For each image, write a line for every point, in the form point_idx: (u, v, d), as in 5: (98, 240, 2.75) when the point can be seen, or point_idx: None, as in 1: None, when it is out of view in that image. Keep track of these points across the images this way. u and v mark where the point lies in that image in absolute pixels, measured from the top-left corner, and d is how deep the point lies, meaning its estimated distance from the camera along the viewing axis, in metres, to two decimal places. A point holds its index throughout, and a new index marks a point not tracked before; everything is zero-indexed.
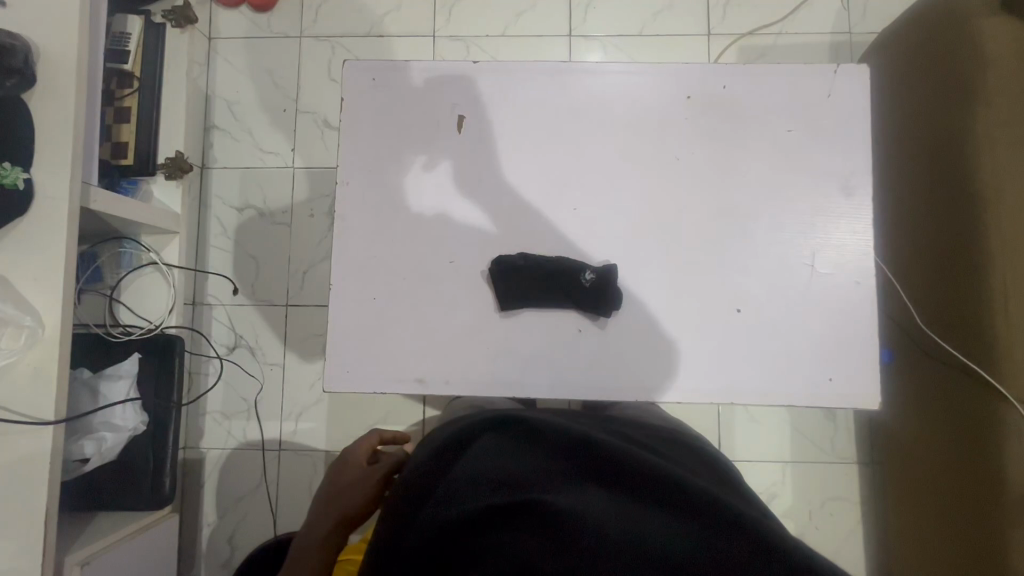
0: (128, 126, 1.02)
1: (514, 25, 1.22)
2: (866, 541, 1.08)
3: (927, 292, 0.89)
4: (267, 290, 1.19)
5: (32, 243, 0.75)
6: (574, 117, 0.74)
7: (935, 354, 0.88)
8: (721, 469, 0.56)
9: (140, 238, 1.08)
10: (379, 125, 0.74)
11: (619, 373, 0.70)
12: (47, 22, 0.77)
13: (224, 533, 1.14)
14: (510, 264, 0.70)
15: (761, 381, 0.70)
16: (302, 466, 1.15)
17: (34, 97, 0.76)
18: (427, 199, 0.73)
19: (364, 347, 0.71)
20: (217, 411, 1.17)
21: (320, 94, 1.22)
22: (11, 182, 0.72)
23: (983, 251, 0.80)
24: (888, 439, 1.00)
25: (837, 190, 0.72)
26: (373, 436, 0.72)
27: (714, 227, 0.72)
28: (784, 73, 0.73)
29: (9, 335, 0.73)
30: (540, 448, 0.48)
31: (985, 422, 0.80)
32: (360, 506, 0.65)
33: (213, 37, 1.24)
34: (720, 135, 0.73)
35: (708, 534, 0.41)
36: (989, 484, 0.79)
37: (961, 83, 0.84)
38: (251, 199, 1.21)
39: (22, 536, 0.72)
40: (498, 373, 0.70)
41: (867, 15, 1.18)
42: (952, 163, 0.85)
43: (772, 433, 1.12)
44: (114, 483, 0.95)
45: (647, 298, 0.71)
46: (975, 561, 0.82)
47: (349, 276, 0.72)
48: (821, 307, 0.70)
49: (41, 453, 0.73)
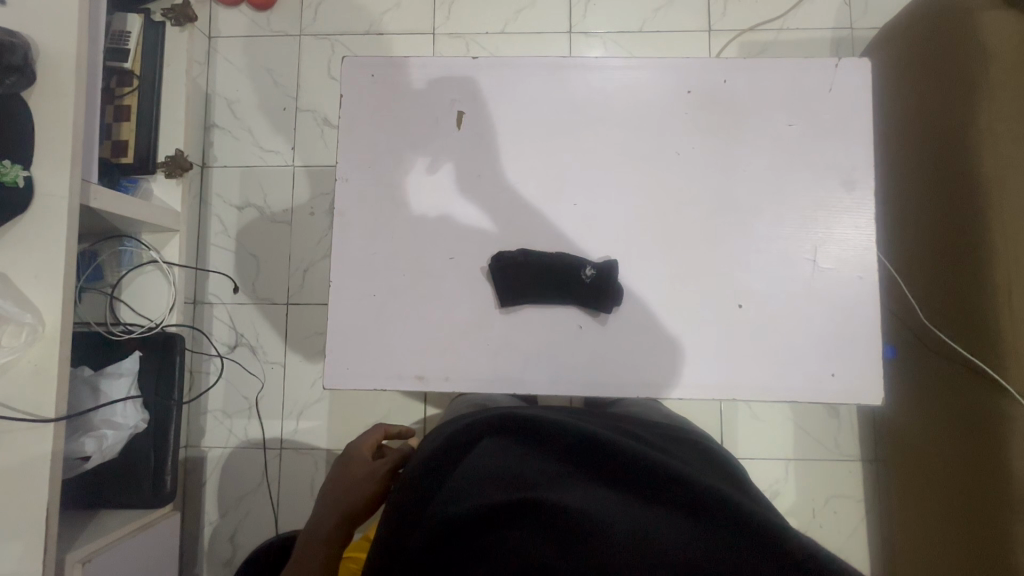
0: (128, 125, 1.02)
1: (514, 22, 1.22)
2: (870, 539, 1.08)
3: (931, 287, 0.89)
4: (267, 289, 1.19)
5: (30, 242, 0.74)
6: (574, 111, 0.73)
7: (939, 349, 0.88)
8: (726, 464, 0.55)
9: (140, 236, 1.08)
10: (378, 121, 0.74)
11: (619, 371, 0.70)
12: (46, 19, 0.77)
13: (225, 532, 1.14)
14: (510, 260, 0.70)
15: (763, 378, 0.69)
16: (303, 464, 1.15)
17: (34, 94, 0.76)
18: (426, 197, 0.73)
19: (364, 344, 0.71)
20: (218, 409, 1.17)
21: (320, 93, 1.22)
22: (11, 180, 0.71)
23: (988, 245, 0.79)
24: (893, 434, 1.00)
25: (838, 185, 0.71)
26: (378, 431, 0.72)
27: (714, 221, 0.71)
28: (786, 67, 0.72)
29: (10, 332, 0.72)
30: (544, 449, 0.48)
31: (989, 415, 0.79)
32: (365, 502, 0.64)
33: (213, 36, 1.24)
34: (720, 130, 0.72)
35: (716, 533, 0.40)
36: (992, 481, 0.79)
37: (963, 77, 0.84)
38: (251, 198, 1.21)
39: (22, 536, 0.72)
40: (498, 369, 0.70)
41: (868, 10, 1.17)
42: (955, 155, 0.84)
43: (775, 430, 1.11)
44: (114, 482, 0.95)
45: (647, 293, 0.71)
46: (981, 558, 0.81)
47: (348, 273, 0.72)
48: (823, 301, 0.70)
49: (42, 452, 0.73)
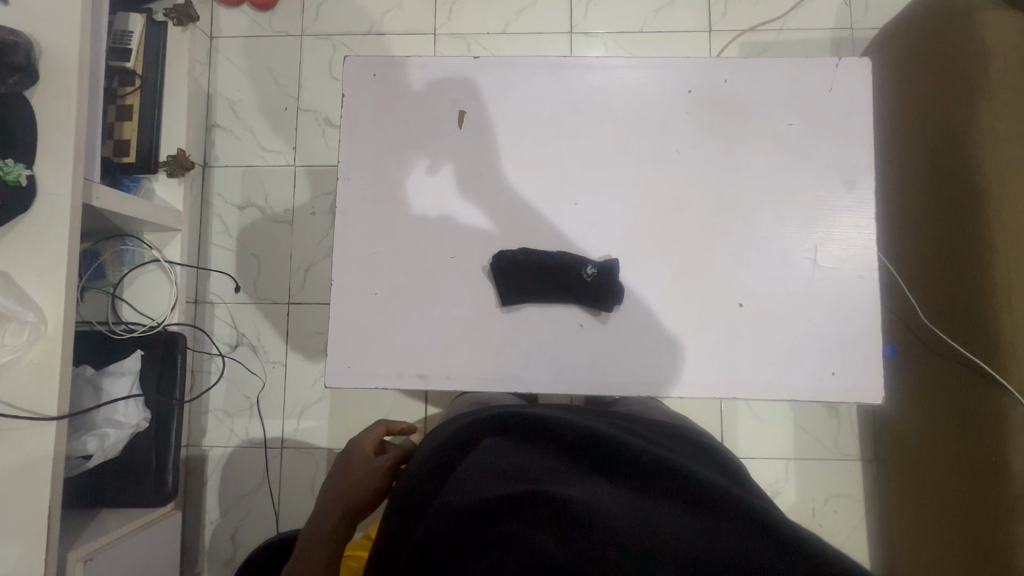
0: (130, 124, 1.02)
1: (515, 22, 1.22)
2: (870, 539, 1.08)
3: (931, 286, 0.89)
4: (268, 289, 1.19)
5: (32, 240, 0.75)
6: (574, 111, 0.74)
7: (940, 350, 0.88)
8: (727, 461, 0.55)
9: (142, 236, 1.08)
10: (380, 121, 0.74)
11: (620, 369, 0.70)
12: (48, 19, 0.77)
13: (226, 531, 1.14)
14: (511, 259, 0.70)
15: (764, 377, 0.69)
16: (304, 463, 1.15)
17: (37, 93, 0.76)
18: (428, 197, 0.73)
19: (365, 343, 0.71)
20: (219, 408, 1.17)
21: (321, 92, 1.22)
22: (14, 178, 0.72)
23: (988, 245, 0.80)
24: (894, 433, 1.00)
25: (839, 185, 0.71)
26: (380, 427, 0.73)
27: (715, 220, 0.72)
28: (786, 67, 0.73)
29: (12, 330, 0.72)
30: (547, 446, 0.48)
31: (990, 414, 0.79)
32: (368, 497, 0.64)
33: (214, 36, 1.25)
34: (720, 130, 0.72)
35: (719, 525, 0.41)
36: (992, 479, 0.79)
37: (964, 77, 0.84)
38: (252, 197, 1.21)
39: (24, 536, 0.72)
40: (500, 368, 0.70)
41: (868, 10, 1.18)
42: (955, 155, 0.85)
43: (775, 429, 1.11)
44: (116, 482, 0.95)
45: (648, 293, 0.71)
46: (981, 557, 0.81)
47: (350, 272, 0.72)
48: (823, 300, 0.70)
49: (44, 451, 0.73)
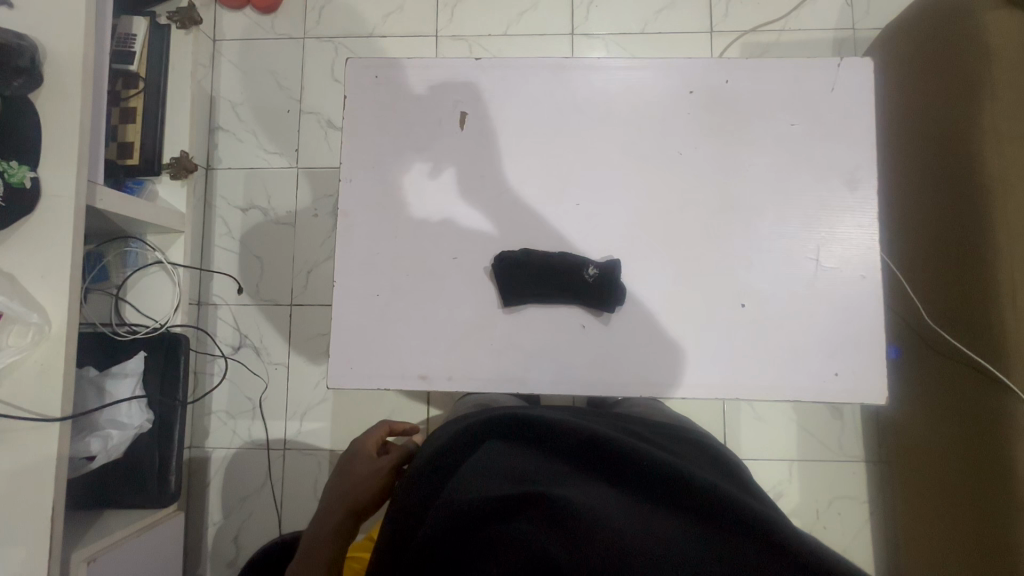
0: (134, 126, 1.03)
1: (517, 25, 1.22)
2: (876, 542, 1.07)
3: (937, 284, 0.88)
4: (271, 290, 1.19)
5: (35, 241, 0.75)
6: (576, 112, 0.74)
7: (944, 350, 0.87)
8: (728, 462, 0.56)
9: (146, 237, 1.09)
10: (382, 122, 0.74)
11: (622, 370, 0.70)
12: (51, 21, 0.77)
13: (229, 532, 1.14)
14: (512, 260, 0.70)
15: (766, 377, 0.69)
16: (307, 464, 1.15)
17: (42, 95, 0.76)
18: (429, 199, 0.73)
19: (367, 344, 0.71)
20: (222, 410, 1.17)
21: (323, 94, 1.23)
22: (18, 180, 0.73)
23: (992, 243, 0.79)
24: (899, 435, 1.00)
25: (841, 184, 0.71)
26: (382, 428, 0.73)
27: (716, 221, 0.72)
28: (787, 67, 0.73)
29: (16, 332, 0.73)
30: (549, 449, 0.48)
31: (994, 415, 0.79)
32: (373, 495, 0.65)
33: (217, 38, 1.25)
34: (722, 130, 0.72)
35: (721, 533, 0.41)
36: (995, 479, 0.79)
37: (968, 76, 0.83)
38: (255, 199, 1.21)
39: (27, 537, 0.72)
40: (501, 369, 0.70)
41: (870, 10, 1.18)
42: (957, 155, 0.85)
43: (778, 431, 1.11)
44: (119, 483, 0.96)
45: (650, 294, 0.71)
46: (986, 560, 0.81)
47: (352, 273, 0.72)
48: (827, 301, 0.70)
49: (47, 452, 0.73)
